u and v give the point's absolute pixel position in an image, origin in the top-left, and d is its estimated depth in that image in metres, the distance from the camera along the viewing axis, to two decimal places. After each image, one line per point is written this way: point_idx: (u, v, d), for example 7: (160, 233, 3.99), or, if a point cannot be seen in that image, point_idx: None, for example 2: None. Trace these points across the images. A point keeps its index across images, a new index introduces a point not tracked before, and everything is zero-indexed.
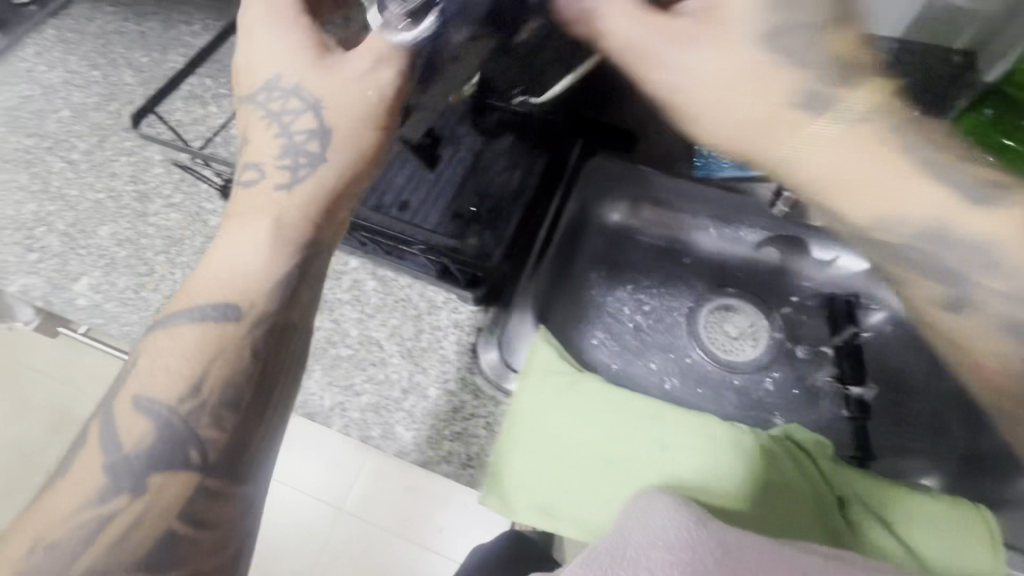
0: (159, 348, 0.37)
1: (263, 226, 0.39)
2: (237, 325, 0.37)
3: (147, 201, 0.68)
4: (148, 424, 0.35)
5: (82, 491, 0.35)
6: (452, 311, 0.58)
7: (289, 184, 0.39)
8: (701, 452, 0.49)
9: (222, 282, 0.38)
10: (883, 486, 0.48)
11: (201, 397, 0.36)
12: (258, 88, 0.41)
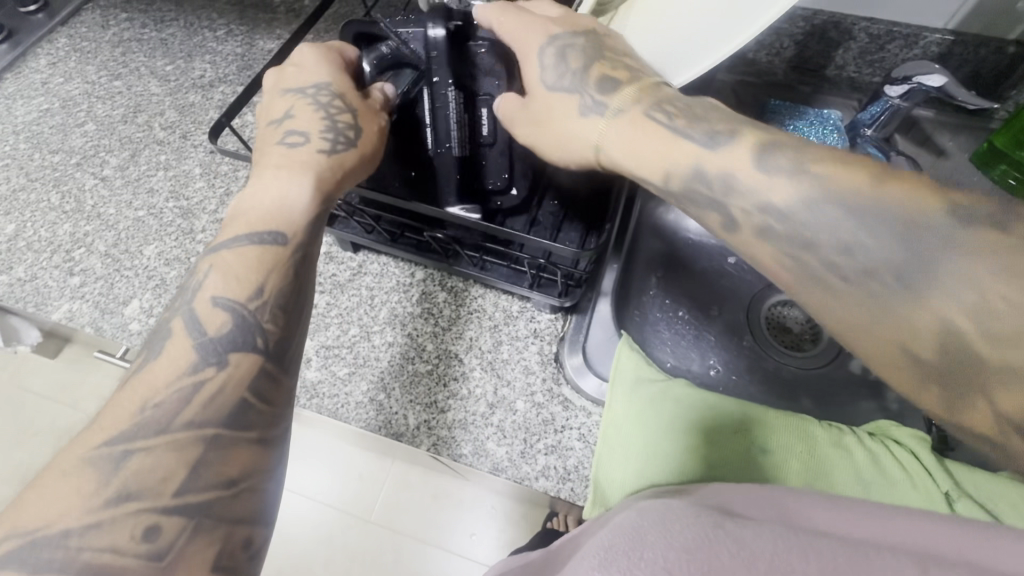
0: (218, 265, 0.38)
1: (304, 174, 0.42)
2: (289, 247, 0.39)
3: (191, 218, 0.65)
4: (216, 326, 0.36)
5: (152, 391, 0.33)
6: (530, 319, 0.57)
7: (335, 144, 0.44)
8: (802, 456, 0.49)
9: (281, 203, 0.40)
10: (991, 479, 0.48)
11: (250, 312, 0.37)
12: (307, 84, 0.46)
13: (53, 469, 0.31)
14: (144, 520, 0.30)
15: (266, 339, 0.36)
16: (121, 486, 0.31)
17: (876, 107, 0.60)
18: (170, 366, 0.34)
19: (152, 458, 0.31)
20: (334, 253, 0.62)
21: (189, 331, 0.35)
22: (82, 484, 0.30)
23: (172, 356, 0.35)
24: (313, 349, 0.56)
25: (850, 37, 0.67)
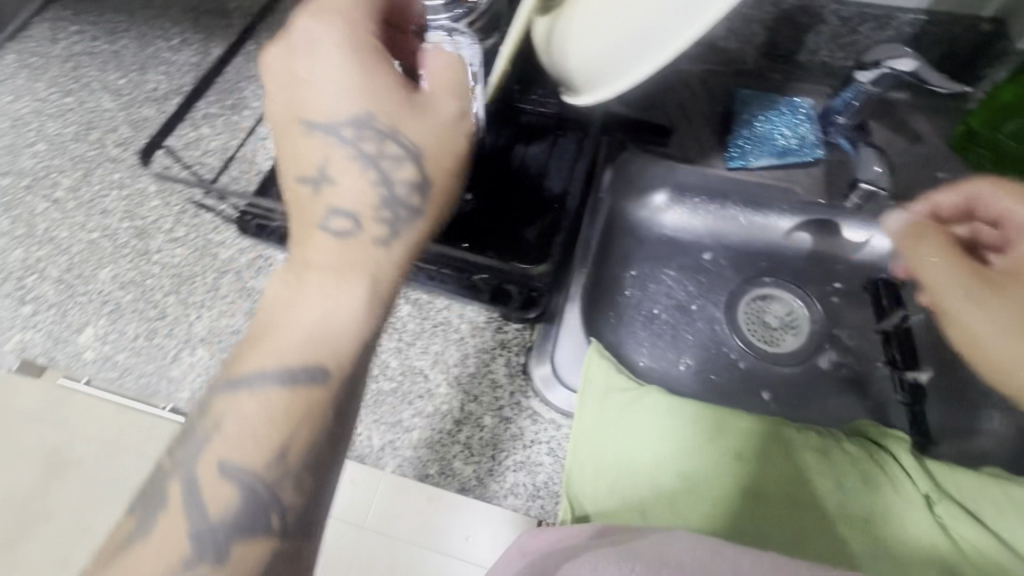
0: (236, 410, 0.35)
1: (358, 284, 0.37)
2: (322, 391, 0.35)
3: (147, 238, 0.63)
4: (219, 499, 0.34)
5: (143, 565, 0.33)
6: (497, 330, 0.55)
7: (388, 226, 0.39)
8: (779, 461, 0.47)
9: (324, 329, 0.36)
10: (977, 482, 0.46)
11: (281, 474, 0.35)
12: (331, 118, 0.38)
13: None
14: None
15: (287, 507, 0.35)
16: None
17: (845, 96, 0.60)
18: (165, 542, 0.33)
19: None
20: None
21: (185, 495, 0.34)
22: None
23: (168, 533, 0.33)
24: None
25: (820, 20, 0.65)
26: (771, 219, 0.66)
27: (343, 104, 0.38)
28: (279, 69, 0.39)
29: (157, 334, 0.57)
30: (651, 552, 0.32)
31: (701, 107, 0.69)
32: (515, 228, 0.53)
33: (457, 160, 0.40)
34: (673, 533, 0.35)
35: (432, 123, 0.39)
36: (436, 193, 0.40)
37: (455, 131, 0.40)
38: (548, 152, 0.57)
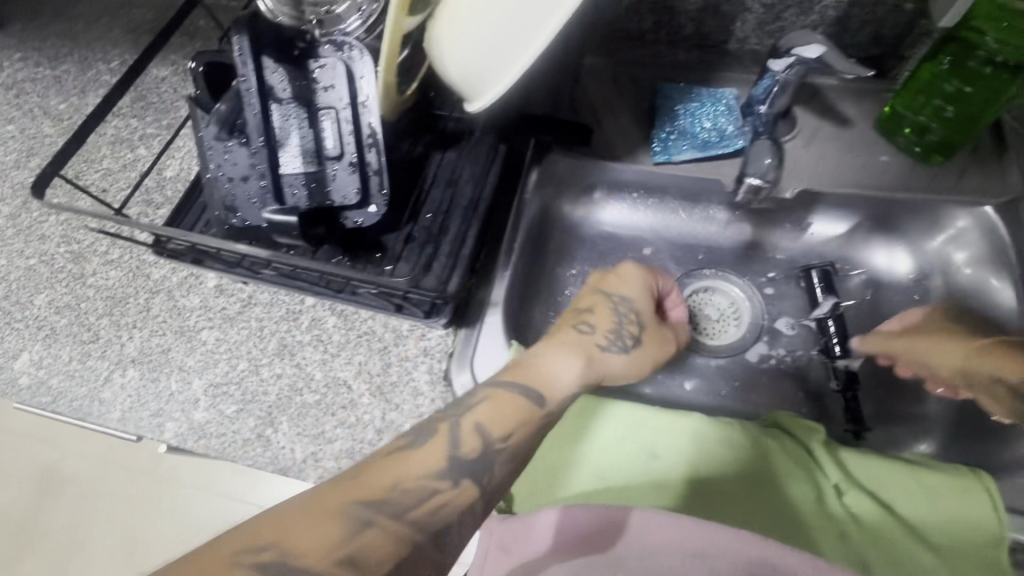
0: (493, 400, 0.43)
1: (536, 386, 0.44)
2: (544, 412, 0.44)
3: (82, 261, 0.64)
4: (468, 449, 0.40)
5: (406, 475, 0.38)
6: (420, 337, 0.55)
7: (609, 347, 0.51)
8: (692, 457, 0.46)
9: (554, 374, 0.46)
10: (887, 470, 0.46)
11: (494, 450, 0.41)
12: (623, 291, 0.55)
13: (320, 508, 0.35)
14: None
15: (488, 479, 0.40)
16: (355, 549, 0.34)
17: (762, 84, 0.58)
18: (428, 461, 0.39)
19: (384, 533, 0.35)
20: (224, 285, 0.60)
21: (448, 442, 0.40)
22: (337, 533, 0.34)
23: (434, 453, 0.40)
24: (202, 388, 0.55)
25: (744, 8, 0.63)
26: (710, 212, 0.66)
27: (632, 292, 0.55)
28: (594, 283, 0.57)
29: (90, 356, 0.58)
30: (630, 563, 0.36)
31: (631, 100, 0.67)
32: (431, 237, 0.52)
33: (655, 337, 0.55)
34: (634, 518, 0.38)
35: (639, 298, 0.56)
36: (641, 352, 0.53)
37: (664, 341, 0.56)
38: (466, 159, 0.56)
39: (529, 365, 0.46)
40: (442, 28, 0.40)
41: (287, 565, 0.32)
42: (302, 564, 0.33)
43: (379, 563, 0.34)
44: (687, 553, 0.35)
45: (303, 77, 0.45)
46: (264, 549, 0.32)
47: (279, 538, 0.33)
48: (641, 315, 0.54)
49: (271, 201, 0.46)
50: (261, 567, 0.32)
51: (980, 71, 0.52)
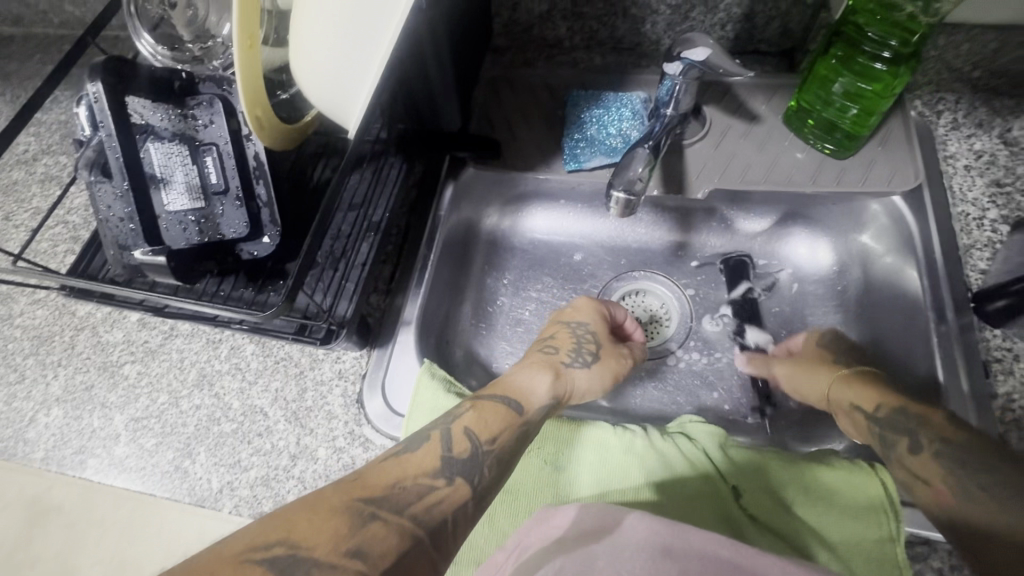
0: (477, 407, 0.44)
1: (510, 400, 0.47)
2: (523, 420, 0.46)
3: (11, 301, 0.63)
4: (461, 451, 0.41)
5: (403, 473, 0.38)
6: (335, 361, 0.56)
7: (574, 363, 0.53)
8: (596, 467, 0.48)
9: (527, 389, 0.48)
10: (786, 471, 0.46)
11: (482, 452, 0.42)
12: (578, 318, 0.57)
13: (322, 505, 0.34)
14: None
15: (481, 480, 0.40)
16: (359, 542, 0.32)
17: (665, 85, 0.56)
18: (422, 463, 0.39)
19: (388, 528, 0.33)
20: (146, 318, 0.61)
21: (440, 445, 0.41)
22: (340, 526, 0.32)
23: (427, 457, 0.40)
24: (124, 423, 0.56)
25: (652, 11, 0.62)
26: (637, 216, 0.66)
27: (585, 317, 0.57)
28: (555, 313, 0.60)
29: (16, 397, 0.59)
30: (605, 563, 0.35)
31: (548, 108, 0.67)
32: (333, 262, 0.52)
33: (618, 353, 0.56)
34: (625, 521, 0.38)
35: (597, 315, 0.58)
36: (604, 369, 0.55)
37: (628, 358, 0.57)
38: (371, 180, 0.56)
39: (505, 381, 0.49)
40: (294, 66, 0.40)
41: (296, 559, 0.30)
42: (310, 557, 0.31)
43: (383, 555, 0.32)
44: (659, 550, 0.36)
45: (181, 115, 0.46)
46: (269, 545, 0.31)
47: (290, 534, 0.31)
48: (599, 339, 0.56)
49: (144, 241, 0.45)
50: (271, 563, 0.30)
51: (869, 66, 0.53)
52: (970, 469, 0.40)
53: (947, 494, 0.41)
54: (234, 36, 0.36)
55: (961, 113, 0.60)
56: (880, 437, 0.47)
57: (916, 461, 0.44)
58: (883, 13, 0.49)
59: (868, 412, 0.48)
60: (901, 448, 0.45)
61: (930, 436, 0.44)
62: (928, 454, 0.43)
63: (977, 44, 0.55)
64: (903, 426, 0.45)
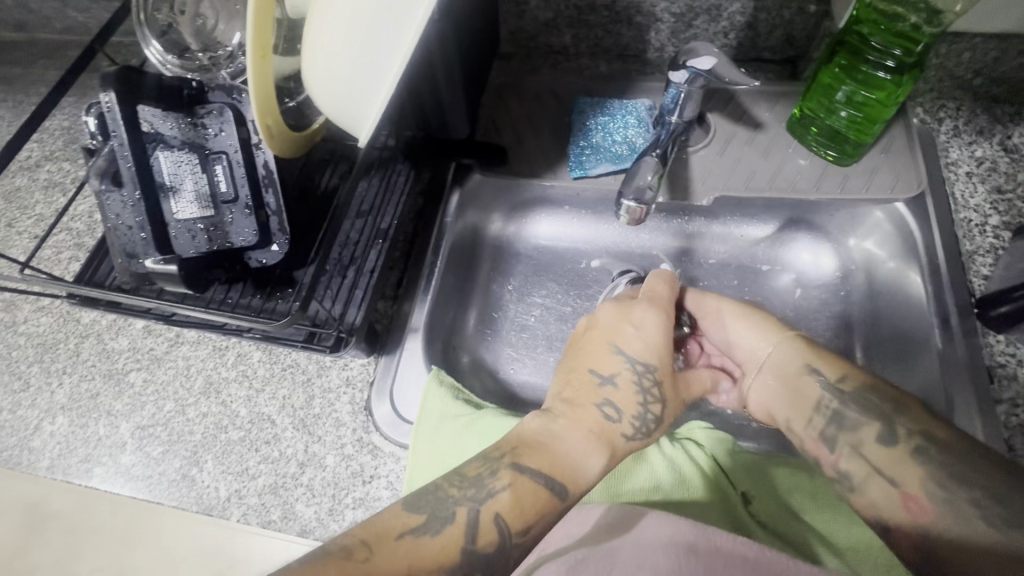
0: (515, 489, 0.40)
1: (558, 487, 0.41)
2: (563, 506, 0.41)
3: (14, 309, 0.63)
4: (485, 544, 0.38)
5: (422, 567, 0.36)
6: (342, 368, 0.56)
7: (631, 436, 0.46)
8: (603, 473, 0.48)
9: (575, 466, 0.43)
10: (789, 477, 0.48)
11: (512, 544, 0.39)
12: (637, 355, 0.49)
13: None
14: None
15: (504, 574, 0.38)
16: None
17: (670, 93, 0.56)
18: (444, 553, 0.37)
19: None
20: (152, 325, 0.61)
21: (466, 532, 0.38)
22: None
23: (449, 543, 0.37)
24: (130, 432, 0.56)
25: (656, 19, 0.62)
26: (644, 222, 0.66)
27: (642, 353, 0.49)
28: (603, 319, 0.52)
29: (21, 406, 0.58)
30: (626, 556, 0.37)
31: (552, 114, 0.67)
32: (342, 269, 0.53)
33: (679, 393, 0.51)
34: (646, 520, 0.39)
35: (653, 349, 0.50)
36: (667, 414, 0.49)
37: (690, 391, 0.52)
38: (380, 188, 0.57)
39: (551, 451, 0.43)
40: (307, 74, 0.40)
41: None
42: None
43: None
44: (683, 547, 0.37)
45: (191, 123, 0.46)
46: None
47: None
48: (662, 381, 0.49)
49: (155, 250, 0.45)
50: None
51: (873, 74, 0.54)
52: (948, 477, 0.38)
53: (918, 499, 0.39)
54: (247, 45, 0.36)
55: (962, 120, 0.60)
56: (843, 419, 0.44)
57: (889, 451, 0.41)
58: (888, 23, 0.50)
59: (831, 381, 0.46)
60: (868, 435, 0.43)
61: (909, 429, 0.41)
62: (902, 447, 0.41)
63: (977, 52, 0.56)
64: (877, 411, 0.43)
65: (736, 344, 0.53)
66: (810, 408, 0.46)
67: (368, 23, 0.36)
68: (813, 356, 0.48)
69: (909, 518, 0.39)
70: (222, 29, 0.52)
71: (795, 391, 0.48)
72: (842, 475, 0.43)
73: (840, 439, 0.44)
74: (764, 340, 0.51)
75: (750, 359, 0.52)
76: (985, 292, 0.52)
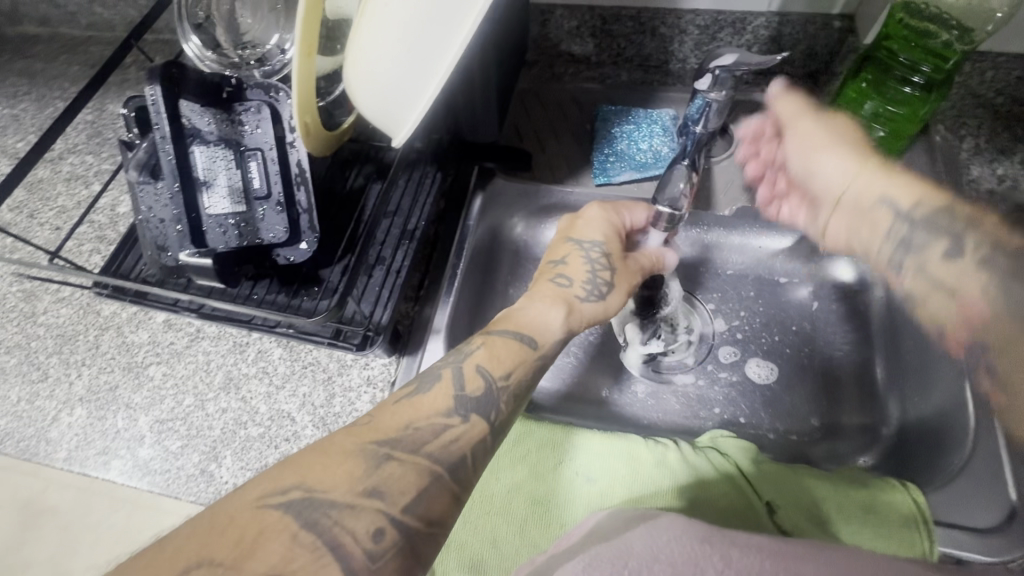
0: (488, 345, 0.42)
1: (516, 340, 0.43)
2: (538, 355, 0.43)
3: (34, 299, 0.63)
4: (474, 388, 0.39)
5: (415, 415, 0.37)
6: (363, 367, 0.56)
7: (587, 297, 0.48)
8: (627, 479, 0.48)
9: (540, 322, 0.45)
10: (813, 486, 0.47)
11: (497, 389, 0.40)
12: (586, 237, 0.52)
13: (333, 450, 0.33)
14: (375, 519, 0.31)
15: (497, 416, 0.39)
16: (377, 482, 0.32)
17: (696, 104, 0.56)
18: (435, 403, 0.38)
19: (403, 467, 0.33)
20: (173, 319, 0.61)
21: (452, 385, 0.39)
22: (354, 469, 0.32)
23: (439, 397, 0.38)
24: (148, 425, 0.56)
25: (681, 31, 0.63)
26: None
27: (597, 233, 0.52)
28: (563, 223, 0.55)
29: (38, 397, 0.58)
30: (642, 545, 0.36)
31: (574, 122, 0.68)
32: (369, 267, 0.53)
33: (630, 279, 0.52)
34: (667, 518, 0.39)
35: (610, 231, 0.53)
36: (621, 287, 0.50)
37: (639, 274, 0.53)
38: (408, 189, 0.57)
39: (514, 317, 0.46)
40: (349, 70, 0.41)
41: (311, 503, 0.30)
42: (328, 500, 0.31)
43: (402, 494, 0.32)
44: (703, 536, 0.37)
45: (228, 119, 0.46)
46: (285, 491, 0.31)
47: (306, 480, 0.31)
48: (612, 255, 0.51)
49: (188, 244, 0.45)
50: (290, 508, 0.30)
51: (899, 90, 0.54)
52: (1007, 278, 0.42)
53: (975, 301, 0.44)
54: (295, 43, 0.36)
55: (983, 137, 0.60)
56: (910, 242, 0.47)
57: (953, 265, 0.45)
58: (917, 40, 0.50)
59: (904, 209, 0.47)
60: (936, 248, 0.45)
61: (979, 239, 0.43)
62: (966, 262, 0.44)
63: (1001, 71, 0.58)
64: (945, 228, 0.45)
65: (818, 174, 0.53)
66: (879, 233, 0.49)
67: (417, 26, 0.37)
68: (892, 183, 0.49)
69: (961, 318, 0.46)
70: (258, 26, 0.52)
71: (868, 227, 0.50)
72: (907, 289, 0.49)
73: (908, 258, 0.48)
74: (845, 167, 0.51)
75: (829, 193, 0.53)
76: None
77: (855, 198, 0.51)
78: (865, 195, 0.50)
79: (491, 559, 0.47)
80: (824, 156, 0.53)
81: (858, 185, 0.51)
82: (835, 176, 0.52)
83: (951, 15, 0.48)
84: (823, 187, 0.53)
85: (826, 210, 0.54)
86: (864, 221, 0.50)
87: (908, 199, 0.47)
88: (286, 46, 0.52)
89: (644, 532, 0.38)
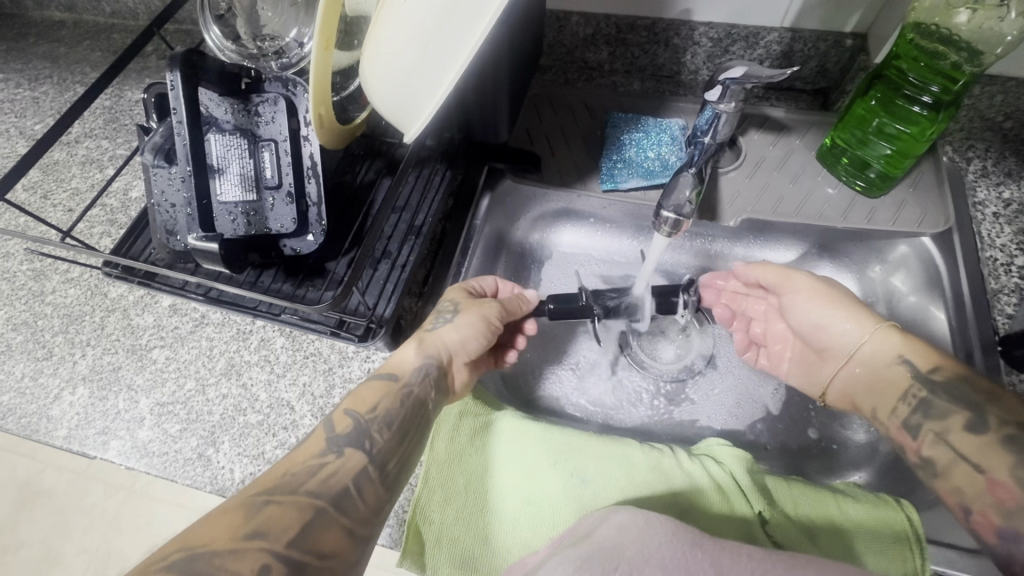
0: (353, 392, 0.44)
1: (383, 375, 0.46)
2: (403, 386, 0.45)
3: (43, 279, 0.64)
4: (343, 428, 0.41)
5: (294, 461, 0.38)
6: (364, 360, 0.56)
7: (437, 325, 0.50)
8: (620, 484, 0.48)
9: (400, 360, 0.47)
10: (805, 496, 0.48)
11: (365, 422, 0.41)
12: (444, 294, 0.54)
13: (216, 510, 0.34)
14: (260, 557, 0.32)
15: (374, 445, 0.40)
16: (257, 526, 0.33)
17: (705, 115, 0.56)
18: (309, 450, 0.39)
19: (283, 508, 0.34)
20: (178, 305, 0.61)
21: (325, 430, 0.41)
22: (234, 521, 0.33)
23: (314, 442, 0.40)
24: (149, 407, 0.56)
25: (693, 43, 0.64)
26: (681, 250, 0.65)
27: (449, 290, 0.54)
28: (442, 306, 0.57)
29: (42, 373, 0.59)
30: (630, 553, 0.35)
31: (581, 129, 0.68)
32: (375, 261, 0.54)
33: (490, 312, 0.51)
34: (634, 516, 0.39)
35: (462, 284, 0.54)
36: (472, 313, 0.50)
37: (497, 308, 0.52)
38: (421, 186, 0.58)
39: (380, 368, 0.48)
40: (365, 66, 0.41)
41: (192, 558, 0.31)
42: (208, 551, 0.31)
43: (283, 532, 0.33)
44: (689, 540, 0.36)
45: (245, 109, 0.47)
46: (168, 554, 0.31)
47: (188, 541, 0.32)
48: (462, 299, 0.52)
49: (197, 227, 0.46)
50: (173, 567, 0.30)
51: (907, 109, 0.54)
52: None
53: (1007, 484, 0.37)
54: (313, 36, 0.37)
55: (990, 160, 0.62)
56: (930, 407, 0.44)
57: (977, 441, 0.40)
58: (927, 60, 0.51)
59: (922, 372, 0.45)
60: (957, 422, 0.42)
61: (1002, 419, 0.40)
62: (992, 437, 0.40)
63: (1009, 96, 0.57)
64: (966, 400, 0.42)
65: (825, 330, 0.52)
66: (896, 397, 0.46)
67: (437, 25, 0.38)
68: (911, 347, 0.47)
69: (993, 503, 0.37)
70: (277, 19, 0.53)
71: (882, 384, 0.48)
72: (925, 460, 0.43)
73: (925, 426, 0.44)
74: (856, 328, 0.50)
75: (843, 348, 0.51)
76: (1008, 331, 0.52)
77: (852, 340, 0.50)
78: (862, 340, 0.49)
79: (484, 550, 0.47)
80: (813, 308, 0.53)
81: (857, 354, 0.50)
82: (850, 342, 0.50)
83: (961, 38, 0.48)
84: (830, 335, 0.52)
85: (829, 361, 0.53)
86: (883, 389, 0.47)
87: (903, 376, 0.46)
88: (304, 40, 0.53)
89: (635, 532, 0.37)
